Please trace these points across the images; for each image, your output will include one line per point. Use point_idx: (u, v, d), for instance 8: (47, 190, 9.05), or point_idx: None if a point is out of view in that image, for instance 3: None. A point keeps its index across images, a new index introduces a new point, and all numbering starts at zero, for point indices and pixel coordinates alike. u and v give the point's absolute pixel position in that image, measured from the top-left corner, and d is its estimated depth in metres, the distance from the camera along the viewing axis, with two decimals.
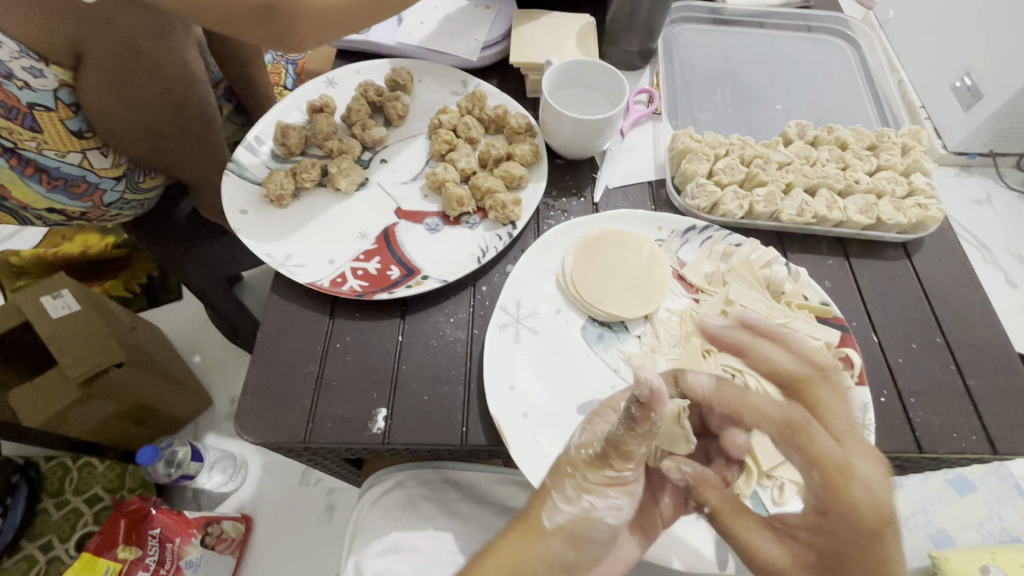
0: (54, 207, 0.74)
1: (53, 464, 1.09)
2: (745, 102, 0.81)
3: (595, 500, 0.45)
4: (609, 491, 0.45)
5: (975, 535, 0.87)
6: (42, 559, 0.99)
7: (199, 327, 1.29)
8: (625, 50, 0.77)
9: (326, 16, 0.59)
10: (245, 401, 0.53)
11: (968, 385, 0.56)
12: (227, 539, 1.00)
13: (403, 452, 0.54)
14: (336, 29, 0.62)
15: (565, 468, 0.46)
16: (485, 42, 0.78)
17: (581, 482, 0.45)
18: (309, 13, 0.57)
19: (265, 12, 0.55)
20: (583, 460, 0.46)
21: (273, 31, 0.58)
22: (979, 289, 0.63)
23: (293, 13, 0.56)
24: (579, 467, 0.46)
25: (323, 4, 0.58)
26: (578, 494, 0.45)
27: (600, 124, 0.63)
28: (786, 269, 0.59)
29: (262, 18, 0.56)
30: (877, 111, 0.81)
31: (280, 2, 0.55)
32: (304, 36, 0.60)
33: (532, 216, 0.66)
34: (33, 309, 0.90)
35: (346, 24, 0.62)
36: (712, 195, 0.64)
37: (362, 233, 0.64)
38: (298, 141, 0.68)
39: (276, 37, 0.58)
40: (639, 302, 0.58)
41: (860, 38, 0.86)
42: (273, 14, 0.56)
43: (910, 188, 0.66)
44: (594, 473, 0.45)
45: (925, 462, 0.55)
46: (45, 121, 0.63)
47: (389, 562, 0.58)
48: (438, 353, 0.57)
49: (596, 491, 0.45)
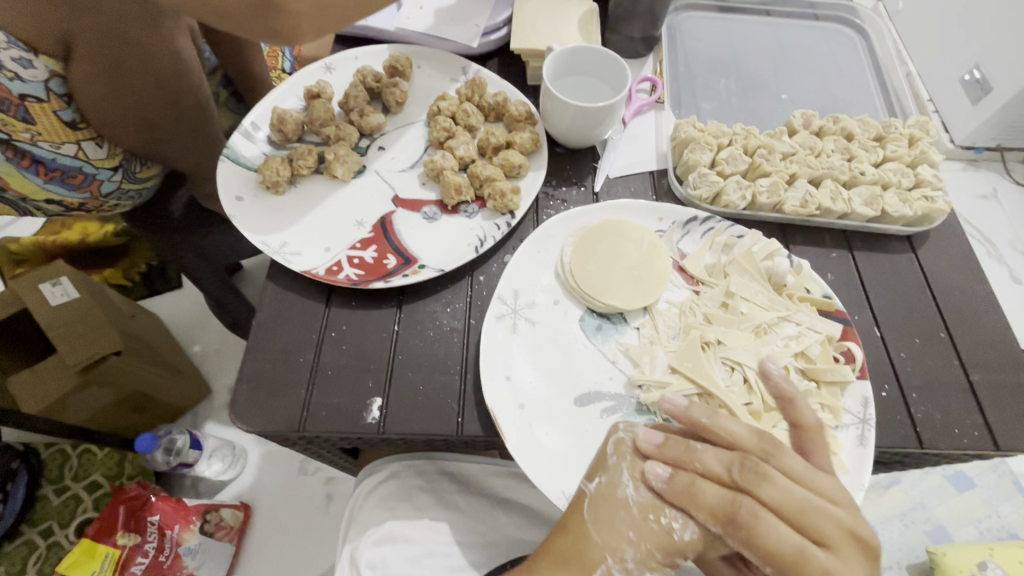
0: (52, 199, 0.74)
1: (53, 450, 1.09)
2: (750, 91, 0.79)
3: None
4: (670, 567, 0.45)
5: (973, 531, 0.87)
6: (43, 544, 1.00)
7: (198, 315, 1.29)
8: (629, 36, 0.75)
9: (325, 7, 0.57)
10: (240, 390, 0.53)
11: (970, 379, 0.56)
12: (226, 527, 0.99)
13: (398, 442, 0.54)
14: (336, 19, 0.60)
15: (626, 531, 0.44)
16: (486, 28, 0.77)
17: (646, 557, 0.44)
18: (306, 9, 0.56)
19: (262, 8, 0.54)
20: (653, 535, 0.44)
21: (270, 28, 0.56)
22: (985, 283, 0.62)
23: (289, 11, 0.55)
24: (643, 539, 0.44)
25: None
26: (641, 568, 0.44)
27: (600, 112, 0.62)
28: (788, 260, 0.58)
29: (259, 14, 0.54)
30: (885, 101, 0.79)
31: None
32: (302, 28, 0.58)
33: (532, 205, 0.65)
34: (32, 295, 0.90)
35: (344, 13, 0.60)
36: (714, 185, 0.63)
37: (359, 221, 0.63)
38: (295, 127, 0.67)
39: (276, 34, 0.57)
40: (638, 293, 0.57)
41: (869, 27, 0.85)
42: (270, 9, 0.54)
43: (916, 180, 0.65)
44: (663, 553, 0.44)
45: (926, 457, 0.55)
46: (37, 112, 0.63)
47: (383, 552, 0.58)
48: (434, 342, 0.57)
49: (659, 568, 0.44)
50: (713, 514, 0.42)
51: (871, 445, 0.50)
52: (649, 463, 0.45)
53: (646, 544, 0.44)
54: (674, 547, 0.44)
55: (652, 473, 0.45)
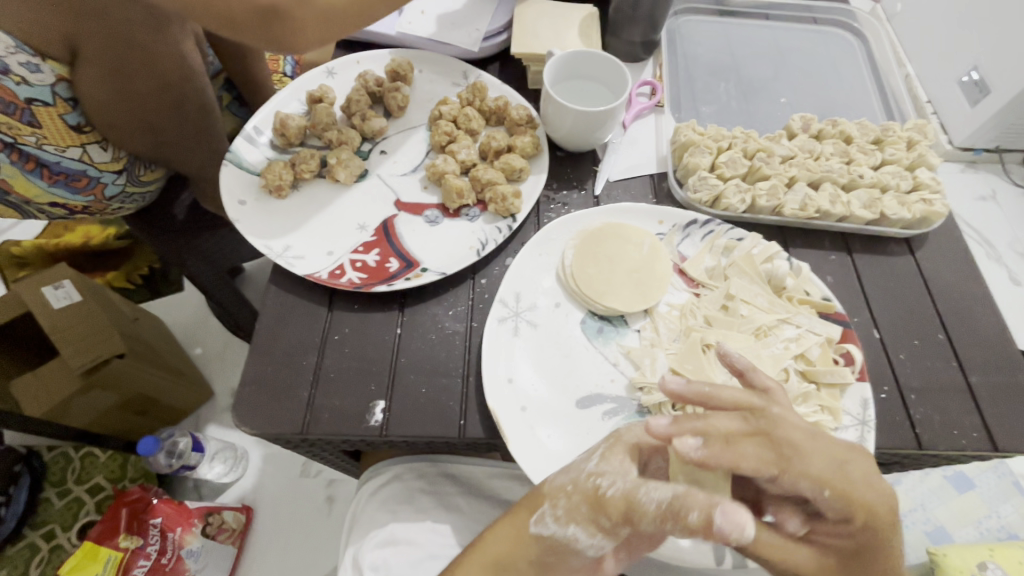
0: (56, 202, 0.74)
1: (56, 453, 1.09)
2: (749, 95, 0.80)
3: (581, 533, 0.42)
4: (598, 532, 0.42)
5: (973, 532, 0.87)
6: (45, 547, 1.00)
7: (200, 318, 1.29)
8: (629, 41, 0.76)
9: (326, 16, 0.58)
10: (243, 392, 0.53)
11: (969, 381, 0.56)
12: (228, 529, 1.00)
13: (401, 444, 0.54)
14: (336, 27, 0.60)
15: (563, 486, 0.43)
16: (487, 32, 0.77)
17: (574, 508, 0.42)
18: (310, 18, 0.57)
19: (267, 15, 0.55)
20: (586, 491, 0.42)
21: (273, 35, 0.57)
22: (983, 285, 0.62)
23: (292, 19, 0.56)
24: (578, 491, 0.43)
25: (323, 7, 0.57)
26: (567, 518, 0.43)
27: (601, 117, 0.62)
28: (788, 263, 0.59)
29: (264, 21, 0.55)
30: (883, 104, 0.80)
31: (284, 6, 0.54)
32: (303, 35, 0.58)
33: (533, 208, 0.66)
34: (34, 299, 0.90)
35: (343, 22, 0.60)
36: (714, 189, 0.64)
37: (361, 225, 0.63)
38: (298, 132, 0.68)
39: (277, 41, 0.58)
40: (638, 296, 0.58)
41: (867, 30, 0.85)
42: (274, 18, 0.55)
43: (914, 182, 0.65)
44: (590, 507, 0.42)
45: (924, 459, 0.55)
46: (43, 116, 0.63)
47: (386, 554, 0.59)
48: (436, 345, 0.57)
49: (583, 523, 0.42)
50: (761, 462, 0.40)
51: (870, 446, 0.50)
52: (673, 434, 0.41)
53: (576, 494, 0.43)
54: (599, 502, 0.41)
55: (684, 445, 0.40)
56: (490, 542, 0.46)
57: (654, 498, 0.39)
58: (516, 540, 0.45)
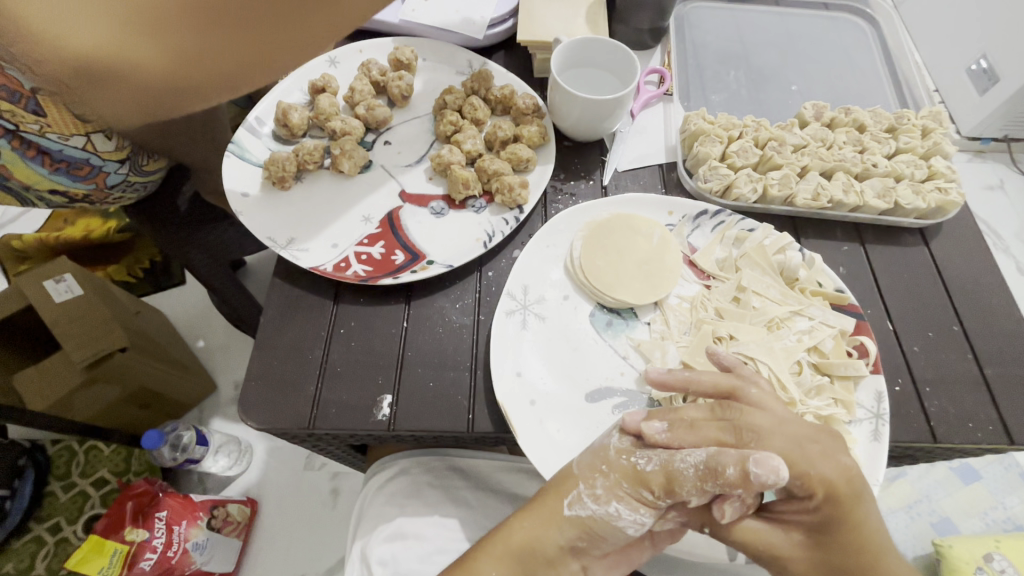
0: (57, 188, 0.71)
1: (60, 447, 1.09)
2: (759, 83, 0.78)
3: (622, 509, 0.43)
4: (641, 506, 0.43)
5: (979, 523, 0.87)
6: (51, 541, 1.00)
7: (202, 311, 1.29)
8: (636, 28, 0.74)
9: (117, 77, 0.33)
10: (248, 387, 0.52)
11: (984, 372, 0.55)
12: (233, 522, 1.01)
13: (409, 439, 0.53)
14: (158, 97, 0.36)
15: (600, 464, 0.45)
16: (492, 20, 0.76)
17: (614, 486, 0.44)
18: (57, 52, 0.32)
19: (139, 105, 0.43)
20: (624, 469, 0.44)
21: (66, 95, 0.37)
22: (998, 276, 0.61)
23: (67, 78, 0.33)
24: (615, 469, 0.44)
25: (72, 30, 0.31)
26: (607, 496, 0.44)
27: (609, 106, 0.61)
28: (801, 254, 0.58)
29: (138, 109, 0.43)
30: (897, 92, 0.78)
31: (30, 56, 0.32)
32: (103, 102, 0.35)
33: (540, 199, 0.65)
34: (36, 292, 0.90)
35: (180, 94, 0.36)
36: (725, 178, 0.63)
37: (366, 217, 0.62)
38: (300, 122, 0.67)
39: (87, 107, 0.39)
40: (649, 288, 0.57)
41: (879, 17, 0.84)
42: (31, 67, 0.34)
43: (929, 171, 0.64)
44: (631, 485, 0.43)
45: (939, 452, 0.55)
46: (49, 107, 0.60)
47: (394, 548, 0.59)
48: (443, 338, 0.56)
49: (626, 500, 0.43)
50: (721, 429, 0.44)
51: (885, 440, 0.50)
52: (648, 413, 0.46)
53: (613, 472, 0.44)
54: (639, 477, 0.43)
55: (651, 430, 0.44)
56: (516, 530, 0.46)
57: (686, 464, 0.42)
58: (547, 524, 0.45)
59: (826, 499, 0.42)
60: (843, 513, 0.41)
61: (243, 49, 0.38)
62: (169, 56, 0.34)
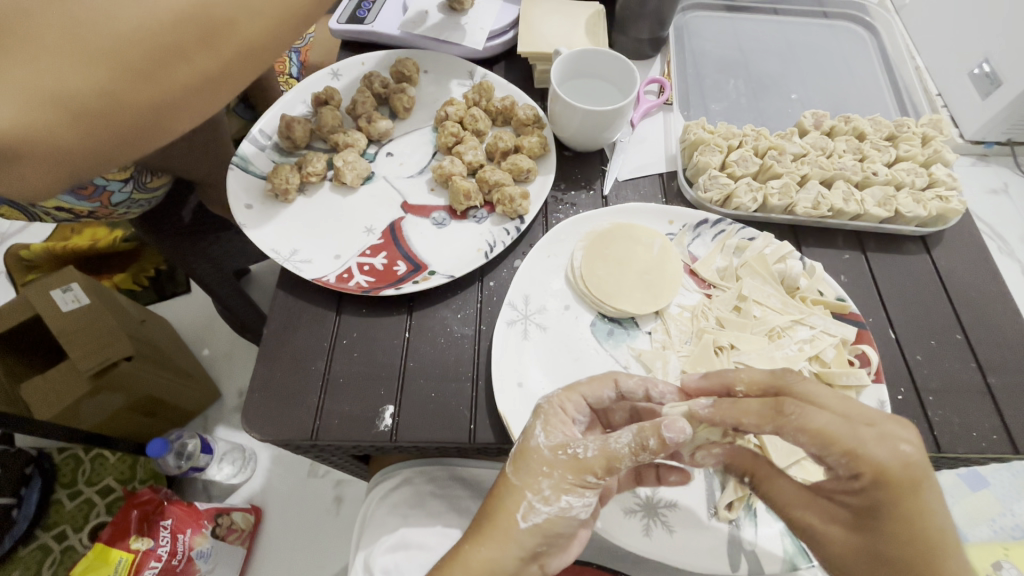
0: (62, 206, 0.70)
1: (67, 455, 1.10)
2: (759, 92, 0.79)
3: (572, 500, 0.42)
4: (585, 490, 0.43)
5: (987, 530, 0.86)
6: (57, 548, 1.00)
7: (207, 319, 1.29)
8: (636, 37, 0.75)
9: (42, 145, 0.41)
10: (252, 398, 0.53)
11: (988, 382, 0.55)
12: (238, 530, 1.01)
13: (411, 449, 0.54)
14: (78, 160, 0.44)
15: (542, 467, 0.43)
16: (492, 32, 0.76)
17: (560, 481, 0.42)
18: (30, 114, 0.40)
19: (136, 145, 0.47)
20: (564, 464, 0.43)
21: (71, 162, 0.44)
22: (1001, 283, 0.61)
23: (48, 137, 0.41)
24: (556, 467, 0.43)
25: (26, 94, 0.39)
26: (556, 494, 0.42)
27: (609, 116, 0.61)
28: (801, 263, 0.58)
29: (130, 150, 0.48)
30: (897, 100, 0.79)
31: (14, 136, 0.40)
32: (43, 177, 0.44)
33: (541, 209, 0.65)
34: (44, 302, 0.90)
35: (94, 151, 0.44)
36: (725, 188, 0.63)
37: (368, 228, 0.63)
38: (304, 134, 0.67)
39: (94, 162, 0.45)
40: (650, 297, 0.57)
41: (878, 24, 0.84)
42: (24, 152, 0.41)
43: (929, 179, 0.64)
44: (567, 473, 0.42)
45: (944, 461, 0.54)
46: None
47: (397, 558, 0.60)
48: (445, 349, 0.56)
49: (573, 490, 0.42)
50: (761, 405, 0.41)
51: None
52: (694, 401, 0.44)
53: (553, 471, 0.43)
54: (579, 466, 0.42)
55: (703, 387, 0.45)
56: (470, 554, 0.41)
57: (621, 444, 0.42)
58: (501, 542, 0.41)
59: (878, 483, 0.36)
60: (898, 506, 0.36)
61: (139, 94, 0.43)
62: (72, 119, 0.41)
